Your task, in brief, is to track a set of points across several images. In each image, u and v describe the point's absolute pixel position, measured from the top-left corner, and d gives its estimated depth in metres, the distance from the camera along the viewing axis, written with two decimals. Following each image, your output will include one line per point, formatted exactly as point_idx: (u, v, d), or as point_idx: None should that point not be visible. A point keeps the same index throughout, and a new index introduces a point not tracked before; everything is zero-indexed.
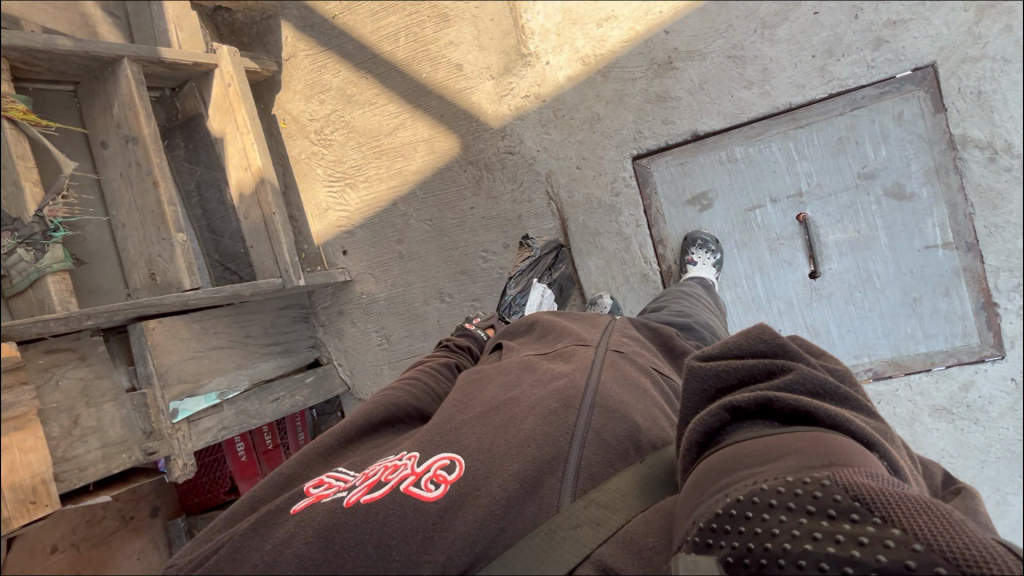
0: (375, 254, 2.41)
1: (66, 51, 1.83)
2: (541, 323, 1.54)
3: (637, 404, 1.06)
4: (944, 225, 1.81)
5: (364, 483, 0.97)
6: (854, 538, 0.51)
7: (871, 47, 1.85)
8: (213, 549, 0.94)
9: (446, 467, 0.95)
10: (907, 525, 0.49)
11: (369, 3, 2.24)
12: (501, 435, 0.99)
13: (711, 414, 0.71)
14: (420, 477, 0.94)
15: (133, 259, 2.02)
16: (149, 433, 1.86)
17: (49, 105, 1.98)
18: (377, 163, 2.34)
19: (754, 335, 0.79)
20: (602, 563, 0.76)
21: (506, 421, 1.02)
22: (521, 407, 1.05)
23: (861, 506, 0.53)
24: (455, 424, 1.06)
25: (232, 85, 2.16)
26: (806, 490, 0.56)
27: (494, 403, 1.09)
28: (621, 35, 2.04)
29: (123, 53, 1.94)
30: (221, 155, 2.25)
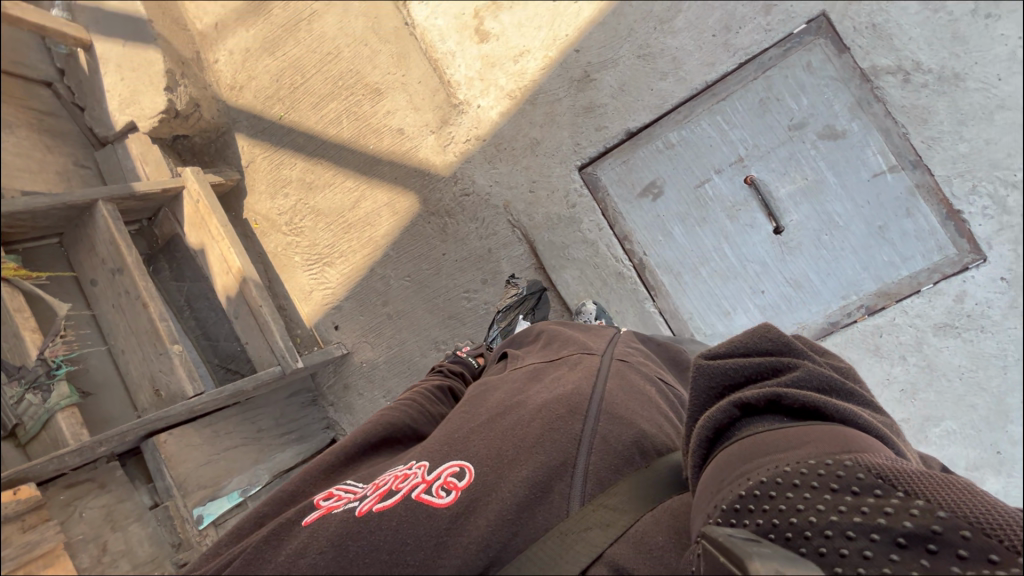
0: (366, 323, 2.48)
1: (45, 207, 2.00)
2: (545, 332, 1.60)
3: (643, 413, 1.08)
4: (884, 151, 1.87)
5: (375, 492, 0.98)
6: (879, 510, 0.53)
7: (762, 13, 1.98)
8: (225, 563, 0.95)
9: (458, 476, 0.97)
10: (931, 494, 0.52)
11: (309, 98, 2.44)
12: (510, 440, 1.01)
13: (720, 409, 0.72)
14: (430, 485, 0.97)
15: (136, 380, 2.10)
16: (178, 545, 1.87)
17: (38, 258, 2.13)
18: (348, 236, 2.46)
19: (759, 334, 0.79)
20: (614, 563, 0.79)
21: (513, 426, 1.05)
22: (528, 411, 1.08)
23: (883, 482, 0.55)
24: (465, 432, 1.08)
25: (201, 200, 2.32)
26: (828, 469, 0.59)
27: (501, 409, 1.12)
28: (538, 64, 2.20)
29: (98, 197, 2.11)
30: (203, 266, 2.38)
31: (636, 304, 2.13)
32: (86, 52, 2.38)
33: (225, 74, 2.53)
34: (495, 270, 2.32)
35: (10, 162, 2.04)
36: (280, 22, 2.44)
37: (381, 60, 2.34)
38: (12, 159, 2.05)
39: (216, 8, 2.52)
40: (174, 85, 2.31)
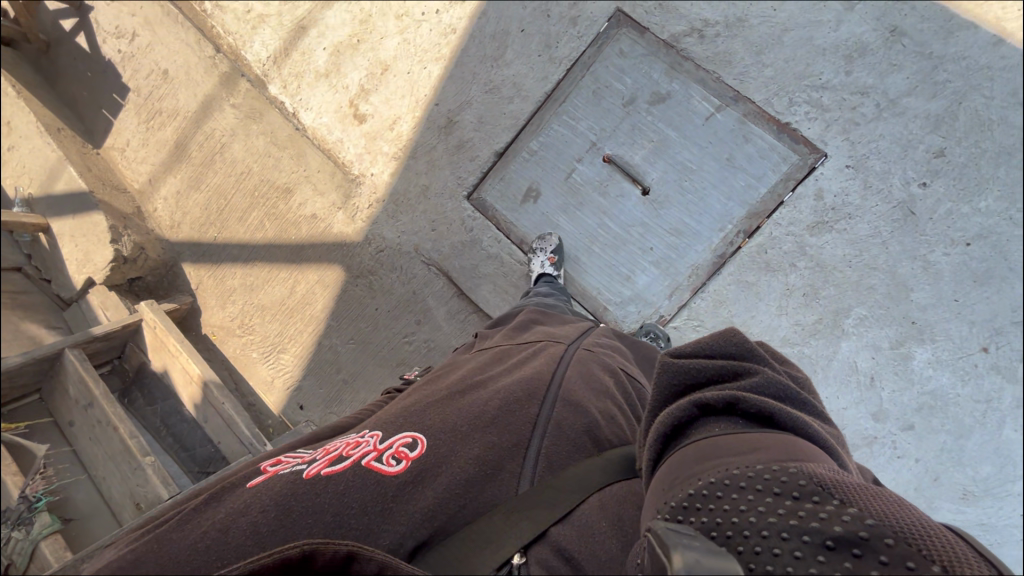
0: (328, 394, 2.61)
1: (18, 364, 2.27)
2: (528, 319, 1.64)
3: (596, 402, 1.09)
4: (707, 97, 2.09)
5: (325, 458, 1.00)
6: (815, 513, 0.60)
7: (571, 25, 2.30)
8: (161, 523, 0.98)
9: (410, 449, 0.97)
10: (863, 505, 0.59)
11: (234, 214, 2.78)
12: (465, 413, 1.02)
13: (680, 408, 0.77)
14: (381, 454, 0.97)
15: (119, 500, 2.23)
16: None
17: (19, 413, 2.40)
18: (293, 321, 2.68)
19: (725, 337, 0.83)
20: (558, 543, 0.83)
21: (470, 399, 1.06)
22: (488, 388, 1.09)
23: (822, 488, 0.62)
24: (420, 407, 1.08)
25: (158, 326, 2.54)
26: (774, 475, 0.65)
27: (459, 386, 1.12)
28: (409, 125, 2.53)
29: (64, 346, 2.35)
30: (170, 384, 2.60)
31: None
32: (45, 233, 2.79)
33: (164, 217, 2.90)
34: (423, 309, 2.48)
35: None
36: (199, 160, 2.85)
37: (285, 164, 2.70)
38: None
39: (147, 167, 2.95)
40: (119, 237, 2.68)
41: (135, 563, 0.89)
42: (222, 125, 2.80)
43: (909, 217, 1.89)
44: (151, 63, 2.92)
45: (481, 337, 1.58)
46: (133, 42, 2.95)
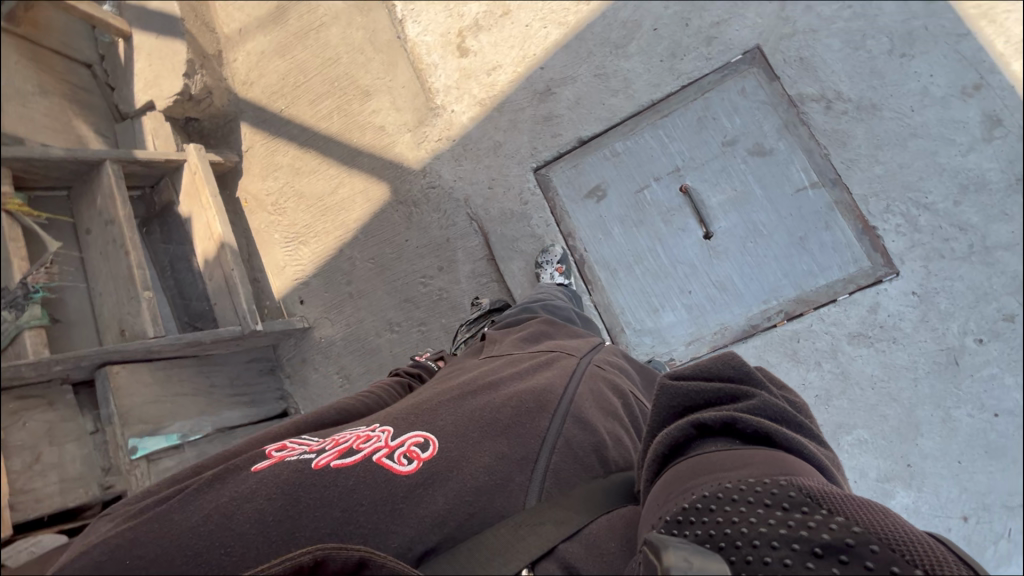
0: (331, 300, 2.64)
1: (58, 158, 2.27)
2: (541, 327, 1.63)
3: (606, 423, 1.09)
4: (807, 169, 2.01)
5: (335, 449, 1.00)
6: (803, 523, 0.59)
7: (704, 44, 2.20)
8: (158, 500, 0.94)
9: (422, 448, 0.97)
10: (847, 513, 0.59)
11: (308, 95, 2.74)
12: (476, 420, 1.02)
13: (677, 429, 0.78)
14: (393, 450, 0.97)
15: (106, 321, 2.29)
16: (107, 469, 2.01)
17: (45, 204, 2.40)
18: (324, 219, 2.68)
19: (723, 361, 0.84)
20: (564, 559, 0.82)
21: (480, 405, 1.07)
22: (497, 396, 1.09)
23: (810, 500, 0.62)
24: (432, 405, 1.08)
25: (198, 173, 2.57)
26: (766, 488, 0.64)
27: (468, 389, 1.13)
28: (507, 78, 2.45)
29: (107, 158, 2.35)
30: (189, 232, 2.61)
31: None
32: (125, 41, 2.75)
33: (240, 71, 2.87)
34: (450, 258, 2.47)
35: (37, 119, 2.35)
36: (293, 30, 2.79)
37: (374, 67, 2.65)
38: (40, 118, 2.38)
39: (242, 16, 2.90)
40: (193, 73, 2.63)
41: (135, 542, 0.86)
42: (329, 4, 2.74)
43: (951, 366, 1.84)
44: None
45: (490, 341, 1.57)
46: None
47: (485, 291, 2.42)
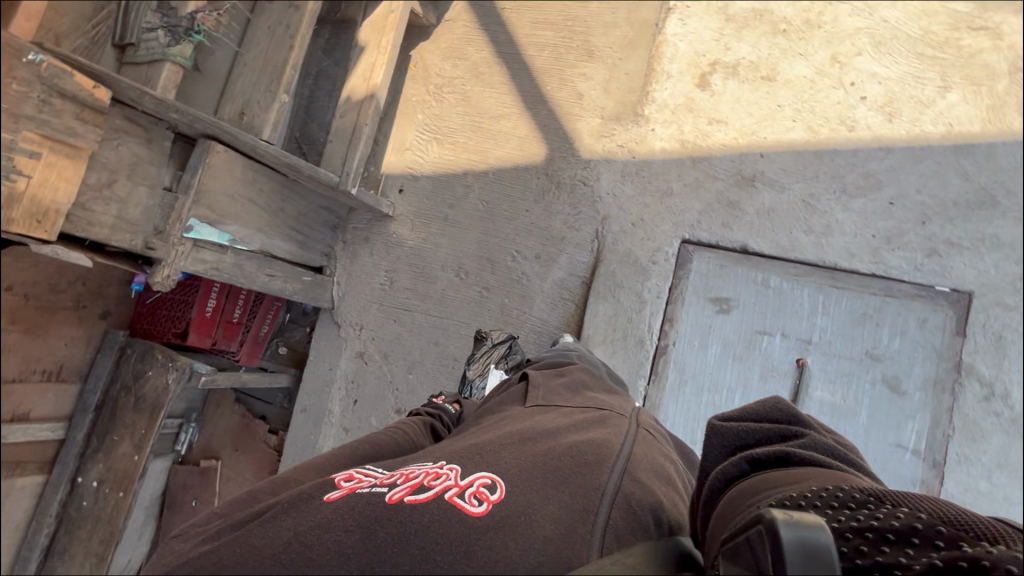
0: (426, 208, 2.57)
1: None
2: (575, 376, 1.52)
3: (660, 484, 0.98)
4: (921, 434, 1.90)
5: (404, 483, 0.91)
6: (871, 514, 0.56)
7: (924, 253, 2.00)
8: (228, 527, 0.92)
9: (490, 489, 0.88)
10: (912, 504, 0.57)
11: (535, 13, 2.53)
12: (537, 465, 0.93)
13: (731, 463, 0.75)
14: (462, 490, 0.88)
15: (235, 93, 2.19)
16: (158, 231, 1.93)
17: None
18: (470, 135, 2.54)
19: (770, 404, 0.84)
20: None
21: (540, 452, 0.97)
22: (556, 444, 1.00)
23: (874, 497, 0.59)
24: (493, 447, 1.00)
25: (393, 13, 2.44)
26: (829, 493, 0.61)
27: (518, 435, 1.03)
28: (724, 139, 2.25)
29: None
30: (351, 60, 2.48)
31: (632, 374, 2.17)
32: None
33: None
34: (551, 255, 2.39)
35: None
36: None
37: (613, 34, 2.43)
38: None
39: None
40: None
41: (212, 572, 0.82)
42: None
43: None
44: None
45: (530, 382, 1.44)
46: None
47: (558, 305, 2.36)
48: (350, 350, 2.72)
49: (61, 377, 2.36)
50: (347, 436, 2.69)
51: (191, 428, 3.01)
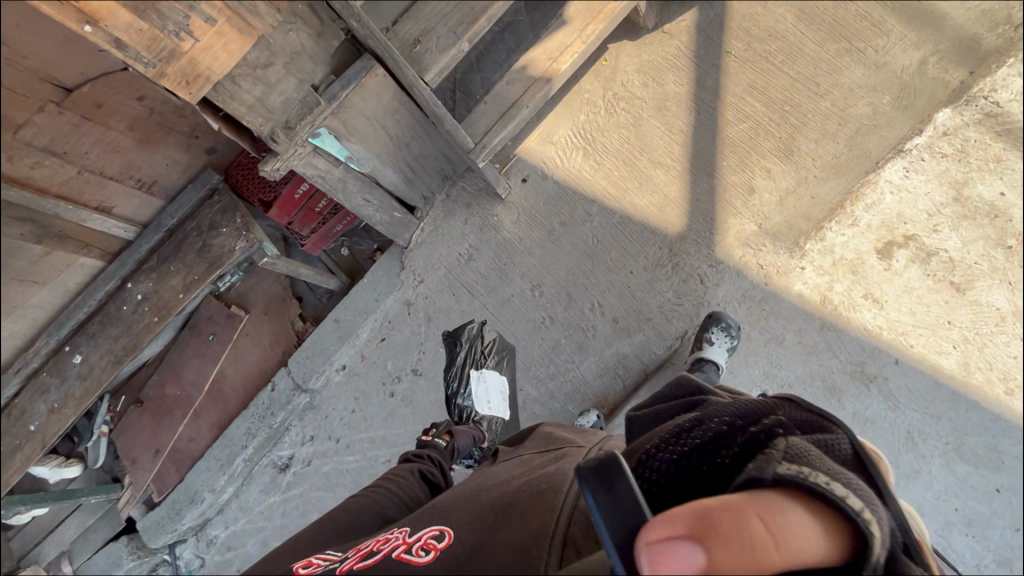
0: (539, 212, 2.43)
1: None
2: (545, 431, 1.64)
3: None
4: None
5: (356, 554, 1.05)
6: (693, 436, 0.81)
7: (998, 561, 1.80)
8: None
9: (438, 539, 1.03)
10: (717, 414, 0.83)
11: (759, 77, 2.21)
12: (489, 509, 1.09)
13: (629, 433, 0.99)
14: (410, 546, 1.03)
15: (421, 16, 2.04)
16: (287, 126, 1.87)
17: None
18: (620, 165, 2.34)
19: (673, 387, 1.04)
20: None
21: (491, 498, 1.14)
22: (506, 488, 1.18)
23: (693, 420, 0.84)
24: (444, 505, 1.16)
25: (614, 4, 2.18)
26: (668, 429, 0.86)
27: (471, 490, 1.22)
28: (869, 323, 1.99)
29: None
30: (548, 29, 2.26)
31: None
32: None
33: None
34: (628, 328, 2.25)
35: None
36: (840, 14, 2.15)
37: (825, 145, 2.10)
38: None
39: None
40: None
41: None
42: (893, 49, 2.07)
43: None
44: None
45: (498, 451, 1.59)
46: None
47: (607, 376, 2.26)
48: (401, 295, 2.72)
49: (151, 189, 2.43)
50: (360, 362, 2.82)
51: (238, 274, 2.91)
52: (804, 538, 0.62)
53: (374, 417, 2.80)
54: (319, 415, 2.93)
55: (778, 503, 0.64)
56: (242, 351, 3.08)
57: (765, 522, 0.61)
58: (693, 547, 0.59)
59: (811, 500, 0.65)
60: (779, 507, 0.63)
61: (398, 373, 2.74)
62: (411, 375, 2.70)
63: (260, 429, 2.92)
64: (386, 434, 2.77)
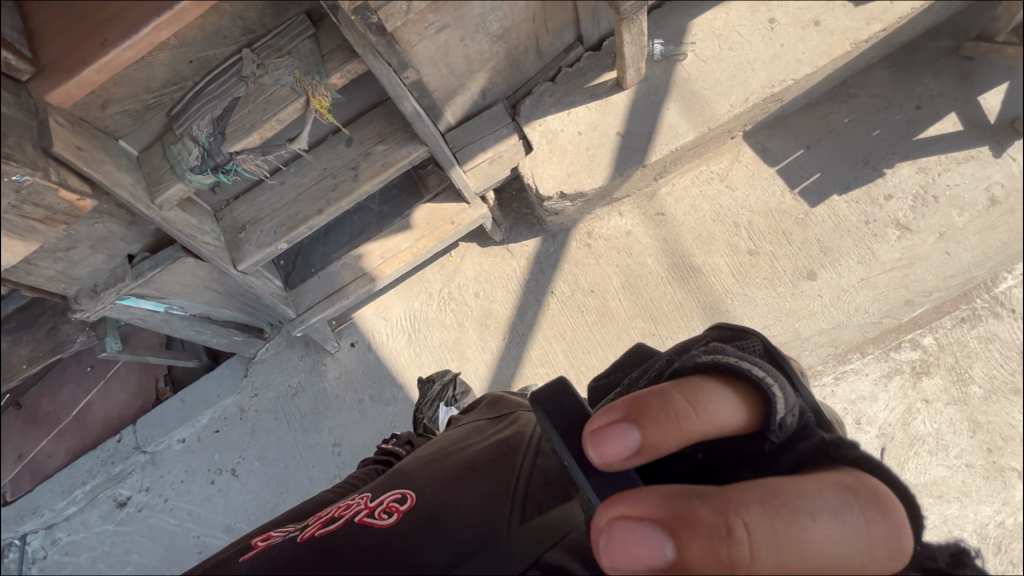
0: (357, 379, 2.59)
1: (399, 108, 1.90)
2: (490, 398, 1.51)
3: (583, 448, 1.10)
4: None
5: (318, 521, 1.16)
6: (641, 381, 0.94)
7: None
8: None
9: (400, 503, 1.10)
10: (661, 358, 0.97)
11: (569, 328, 2.27)
12: (451, 471, 1.12)
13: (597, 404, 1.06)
14: (373, 509, 1.11)
15: (253, 204, 2.16)
16: (93, 290, 2.01)
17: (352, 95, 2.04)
18: (432, 362, 2.46)
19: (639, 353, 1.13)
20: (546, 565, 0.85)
21: (449, 463, 1.16)
22: (468, 451, 1.18)
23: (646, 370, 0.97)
24: (408, 470, 1.21)
25: (450, 225, 2.29)
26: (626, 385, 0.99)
27: (435, 454, 1.24)
28: None
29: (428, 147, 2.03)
30: (388, 225, 2.33)
31: None
32: (613, 89, 2.10)
33: (602, 225, 2.30)
34: None
35: (464, 54, 1.92)
36: (657, 293, 2.19)
37: None
38: (486, 49, 1.95)
39: (679, 211, 2.22)
40: (570, 196, 2.13)
41: None
42: None
43: None
44: (822, 259, 2.06)
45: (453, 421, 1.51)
46: (875, 242, 2.04)
47: None
48: (239, 398, 2.93)
49: None
50: (196, 443, 3.06)
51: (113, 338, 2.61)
52: (722, 411, 0.71)
53: (194, 494, 3.03)
54: (157, 472, 3.12)
55: (703, 387, 0.72)
56: (112, 390, 3.31)
57: (689, 403, 0.70)
58: (630, 427, 0.68)
59: (734, 385, 0.74)
60: (700, 388, 0.72)
61: (222, 466, 2.97)
62: (230, 473, 2.94)
63: (99, 471, 3.10)
64: (201, 513, 3.00)
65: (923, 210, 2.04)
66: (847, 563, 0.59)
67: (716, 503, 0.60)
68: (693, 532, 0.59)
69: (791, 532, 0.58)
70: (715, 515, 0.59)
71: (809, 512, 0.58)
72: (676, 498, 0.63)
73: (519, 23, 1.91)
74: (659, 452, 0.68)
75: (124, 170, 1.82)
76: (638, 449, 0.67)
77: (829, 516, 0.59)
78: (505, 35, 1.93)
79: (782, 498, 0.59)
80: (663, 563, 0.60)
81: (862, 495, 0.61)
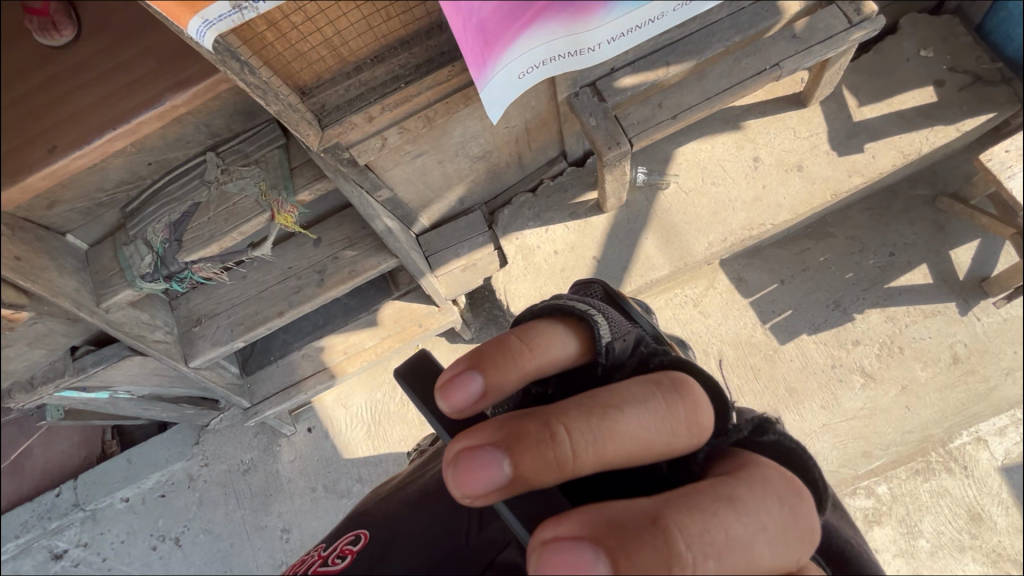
0: (310, 467, 2.68)
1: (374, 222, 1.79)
2: None
3: None
4: None
5: None
6: None
7: None
8: None
9: (355, 545, 0.94)
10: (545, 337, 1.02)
11: None
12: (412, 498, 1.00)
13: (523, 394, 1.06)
14: (326, 557, 0.93)
15: (210, 297, 2.06)
16: (31, 382, 1.88)
17: (323, 210, 2.01)
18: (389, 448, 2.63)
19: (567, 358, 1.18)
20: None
21: (408, 493, 1.01)
22: (426, 476, 1.04)
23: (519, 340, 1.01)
24: (362, 509, 1.04)
25: (419, 327, 2.26)
26: None
27: (393, 486, 1.08)
28: None
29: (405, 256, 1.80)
30: (354, 320, 2.25)
31: None
32: (596, 213, 2.09)
33: None
34: None
35: (442, 173, 1.85)
36: None
37: None
38: (466, 166, 1.87)
39: None
40: None
41: None
42: None
43: None
44: (783, 396, 2.18)
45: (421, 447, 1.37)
46: (842, 390, 2.16)
47: None
48: (188, 464, 2.83)
49: None
50: (140, 504, 2.88)
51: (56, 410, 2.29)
52: (556, 344, 0.73)
53: (134, 558, 2.82)
54: (97, 527, 2.89)
55: (536, 328, 0.74)
56: (52, 439, 3.10)
57: (524, 341, 0.71)
58: (471, 374, 0.67)
59: (568, 322, 0.77)
60: (534, 328, 0.73)
61: (164, 532, 2.80)
62: (173, 542, 2.77)
63: (34, 526, 2.88)
64: None
65: (888, 360, 2.18)
66: (656, 446, 0.62)
67: (541, 415, 0.61)
68: (523, 446, 0.60)
69: (603, 424, 0.60)
70: (540, 425, 0.60)
71: (616, 403, 0.62)
72: (509, 420, 0.63)
73: (502, 144, 1.84)
74: (503, 391, 0.69)
75: (69, 272, 1.69)
76: (479, 396, 0.67)
77: (638, 403, 0.62)
78: (486, 155, 1.87)
79: (593, 397, 0.62)
80: (503, 481, 0.60)
81: (664, 387, 0.65)
